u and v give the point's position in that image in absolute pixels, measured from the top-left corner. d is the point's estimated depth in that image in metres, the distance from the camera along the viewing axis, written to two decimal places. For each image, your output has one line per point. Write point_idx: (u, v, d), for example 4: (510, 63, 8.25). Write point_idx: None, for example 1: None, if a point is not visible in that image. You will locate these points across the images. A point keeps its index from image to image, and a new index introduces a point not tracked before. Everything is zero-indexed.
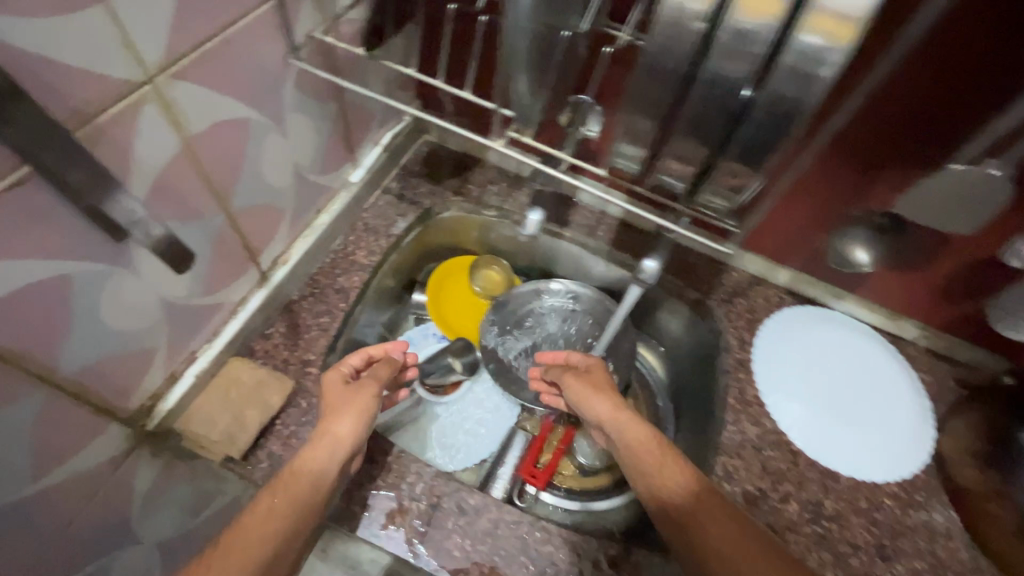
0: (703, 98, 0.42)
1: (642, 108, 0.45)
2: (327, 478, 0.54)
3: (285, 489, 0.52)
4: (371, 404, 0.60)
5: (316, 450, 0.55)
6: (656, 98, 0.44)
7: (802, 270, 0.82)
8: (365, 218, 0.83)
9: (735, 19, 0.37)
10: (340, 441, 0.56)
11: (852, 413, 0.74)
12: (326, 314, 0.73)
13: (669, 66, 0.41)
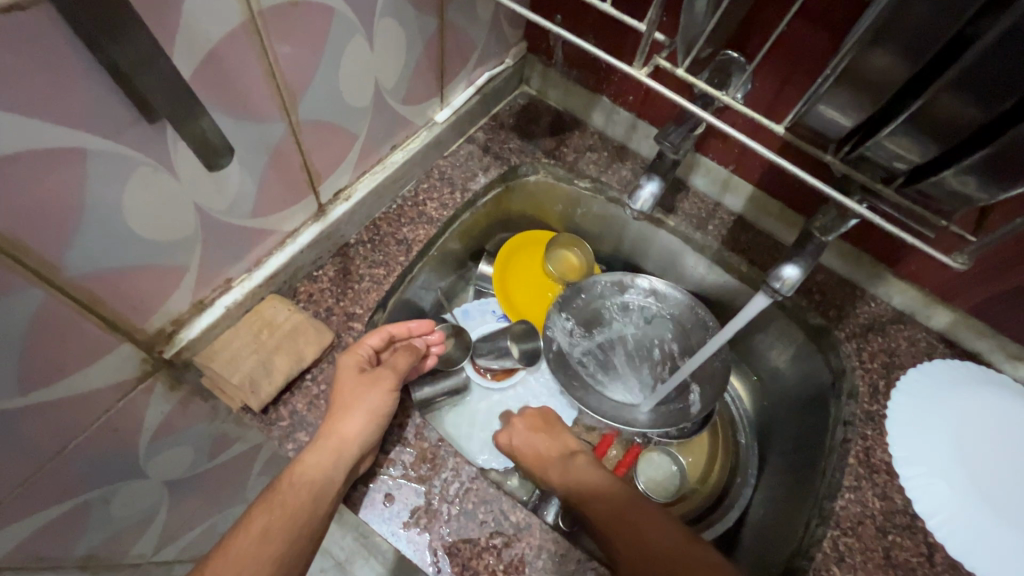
0: (1002, 38, 0.26)
1: (895, 44, 0.29)
2: (330, 486, 0.49)
3: (282, 493, 0.50)
4: (384, 406, 0.53)
5: (315, 453, 0.50)
6: (925, 28, 0.28)
7: (970, 314, 0.64)
8: (442, 165, 0.73)
9: None
10: (337, 441, 0.50)
11: (1022, 509, 0.56)
12: (381, 266, 0.64)
13: None
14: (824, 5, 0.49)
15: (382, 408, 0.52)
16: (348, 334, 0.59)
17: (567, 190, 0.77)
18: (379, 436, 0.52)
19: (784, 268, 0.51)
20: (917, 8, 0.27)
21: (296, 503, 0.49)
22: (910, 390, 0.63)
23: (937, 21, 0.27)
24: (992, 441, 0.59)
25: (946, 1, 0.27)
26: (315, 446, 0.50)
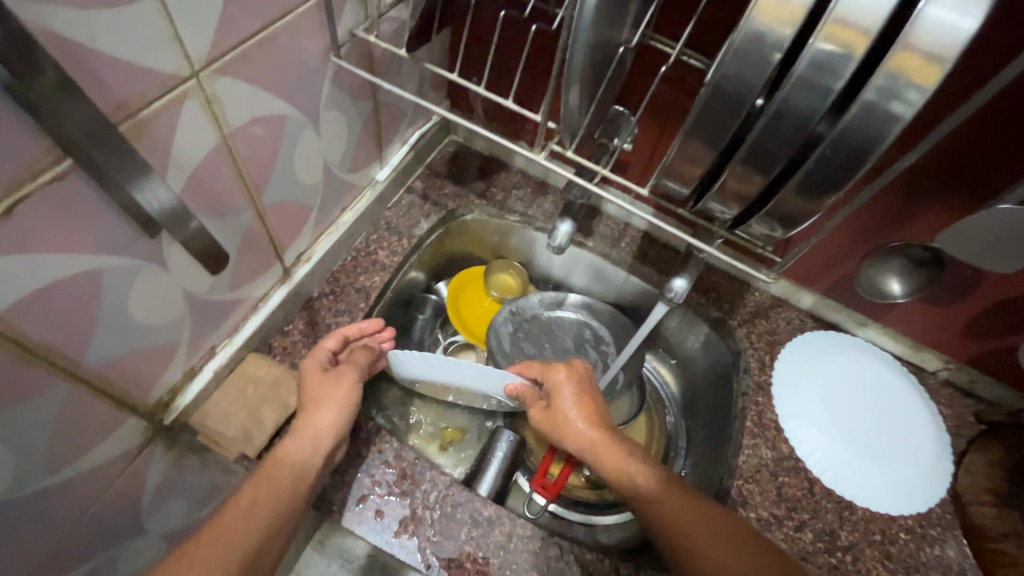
0: (766, 129, 0.38)
1: (702, 136, 0.40)
2: (311, 469, 0.56)
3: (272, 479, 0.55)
4: (351, 397, 0.60)
5: (297, 438, 0.57)
6: (719, 125, 0.39)
7: (826, 295, 0.81)
8: (387, 216, 0.82)
9: (816, 46, 0.34)
10: (316, 430, 0.57)
11: (871, 442, 0.73)
12: (345, 314, 0.73)
13: (735, 93, 0.37)
14: (677, 77, 0.63)
15: (350, 398, 0.60)
16: None
17: (500, 224, 0.89)
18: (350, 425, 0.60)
19: (674, 280, 0.65)
20: (712, 112, 0.39)
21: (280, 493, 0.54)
22: (788, 359, 0.79)
23: (725, 120, 0.39)
24: (849, 390, 0.77)
25: (731, 104, 0.38)
26: (294, 435, 0.57)
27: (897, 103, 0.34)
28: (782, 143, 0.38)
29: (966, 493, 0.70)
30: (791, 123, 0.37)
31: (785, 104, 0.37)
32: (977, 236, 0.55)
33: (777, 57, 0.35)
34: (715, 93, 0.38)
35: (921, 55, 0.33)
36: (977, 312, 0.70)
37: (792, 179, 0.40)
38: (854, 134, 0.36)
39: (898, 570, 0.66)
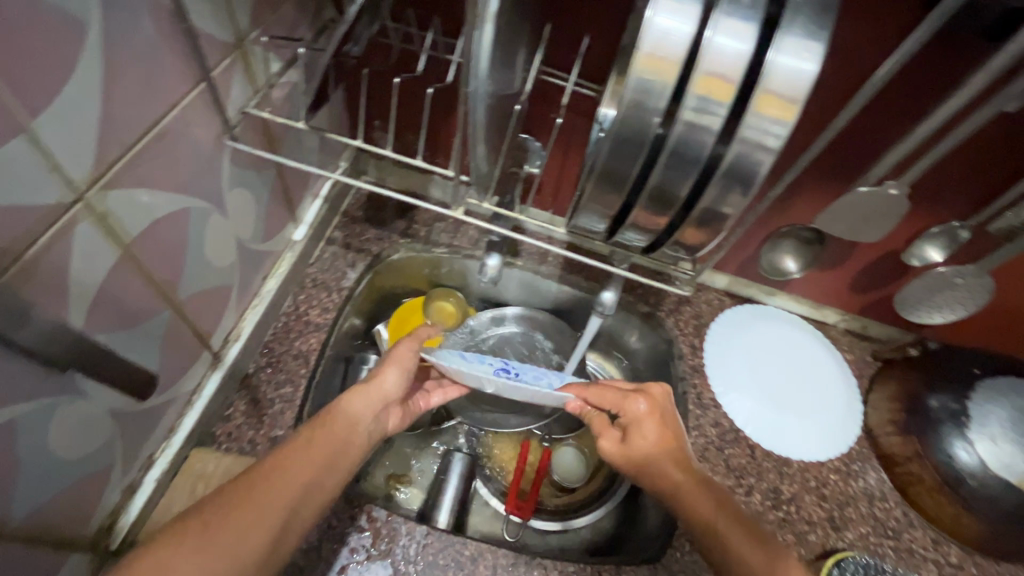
0: (663, 171, 0.39)
1: (605, 183, 0.41)
2: (363, 425, 0.56)
3: (323, 434, 0.53)
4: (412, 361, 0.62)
5: (358, 394, 0.58)
6: (620, 172, 0.40)
7: (736, 275, 0.89)
8: (312, 273, 0.81)
9: (691, 96, 0.36)
10: (381, 393, 0.59)
11: (795, 400, 0.82)
12: (287, 384, 0.70)
13: (627, 146, 0.38)
14: (571, 105, 0.67)
15: (411, 361, 0.61)
16: None
17: (427, 258, 0.89)
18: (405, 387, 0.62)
19: (603, 294, 0.68)
20: (610, 165, 0.40)
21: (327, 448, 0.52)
22: (715, 339, 0.86)
23: (625, 167, 0.40)
24: (770, 357, 0.85)
25: (628, 154, 0.39)
26: (352, 391, 0.58)
27: (767, 139, 0.36)
28: (679, 184, 0.40)
29: (876, 427, 0.80)
30: (684, 164, 0.38)
31: (677, 147, 0.38)
32: (852, 213, 0.63)
33: (658, 119, 0.37)
34: (613, 146, 0.39)
35: (780, 97, 0.35)
36: (860, 270, 0.80)
37: (690, 214, 0.42)
38: (741, 165, 0.38)
39: (833, 508, 0.75)
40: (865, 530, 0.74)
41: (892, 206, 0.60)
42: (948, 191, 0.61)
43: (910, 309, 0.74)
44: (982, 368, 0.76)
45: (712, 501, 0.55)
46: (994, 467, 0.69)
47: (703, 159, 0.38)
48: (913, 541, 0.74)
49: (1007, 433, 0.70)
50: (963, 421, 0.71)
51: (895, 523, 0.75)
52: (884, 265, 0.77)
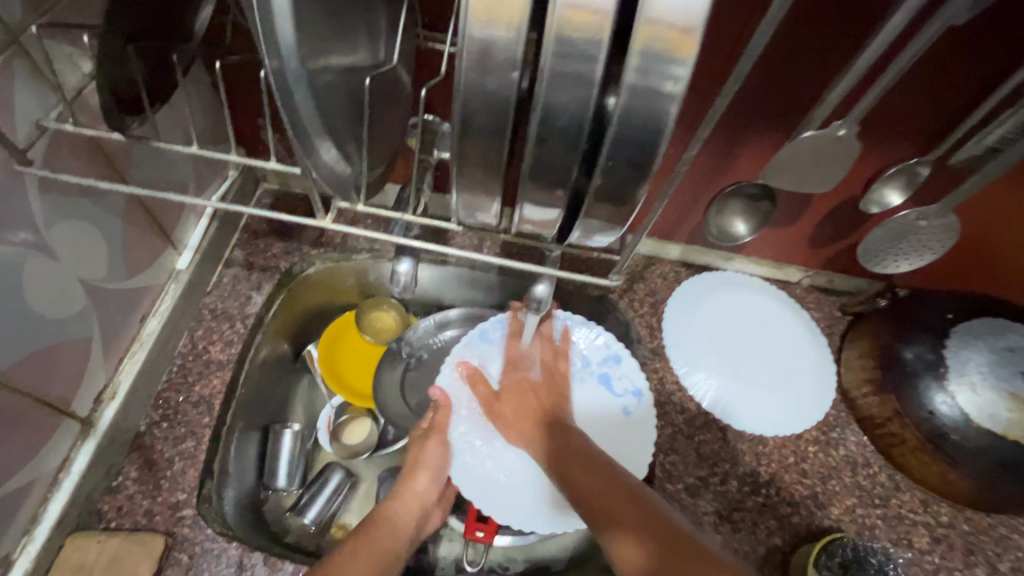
0: (540, 139, 0.31)
1: (479, 166, 0.32)
2: (405, 533, 0.62)
3: (365, 546, 0.58)
4: (440, 459, 0.67)
5: (397, 505, 0.63)
6: (489, 152, 0.31)
7: (689, 242, 0.82)
8: (210, 302, 0.70)
9: (554, 39, 0.27)
10: (416, 499, 0.65)
11: (764, 372, 0.76)
12: (188, 438, 0.60)
13: (489, 115, 0.30)
14: None
15: (439, 464, 0.67)
16: (180, 527, 0.55)
17: (350, 266, 0.80)
18: (441, 488, 0.67)
19: (535, 288, 0.60)
20: (478, 141, 0.31)
21: (372, 565, 0.56)
22: (673, 316, 0.79)
23: (494, 142, 0.31)
24: (732, 327, 0.79)
25: (494, 124, 0.30)
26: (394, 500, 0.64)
27: (661, 82, 0.28)
28: (567, 151, 0.31)
29: (851, 388, 0.75)
30: (566, 126, 0.30)
31: (549, 111, 0.30)
32: (797, 163, 0.55)
33: (517, 77, 0.28)
34: (470, 118, 0.30)
35: (671, 26, 0.27)
36: (817, 223, 0.73)
37: (591, 187, 0.34)
38: (634, 123, 0.30)
39: (816, 483, 0.69)
40: (851, 503, 0.68)
41: (839, 149, 0.53)
42: (900, 125, 0.53)
43: (877, 259, 0.66)
44: (955, 311, 0.70)
45: (558, 445, 0.63)
46: (978, 419, 0.63)
47: (587, 126, 0.31)
48: (901, 507, 0.69)
49: (988, 380, 0.64)
50: (941, 372, 0.66)
51: (882, 490, 0.70)
52: (840, 214, 0.71)
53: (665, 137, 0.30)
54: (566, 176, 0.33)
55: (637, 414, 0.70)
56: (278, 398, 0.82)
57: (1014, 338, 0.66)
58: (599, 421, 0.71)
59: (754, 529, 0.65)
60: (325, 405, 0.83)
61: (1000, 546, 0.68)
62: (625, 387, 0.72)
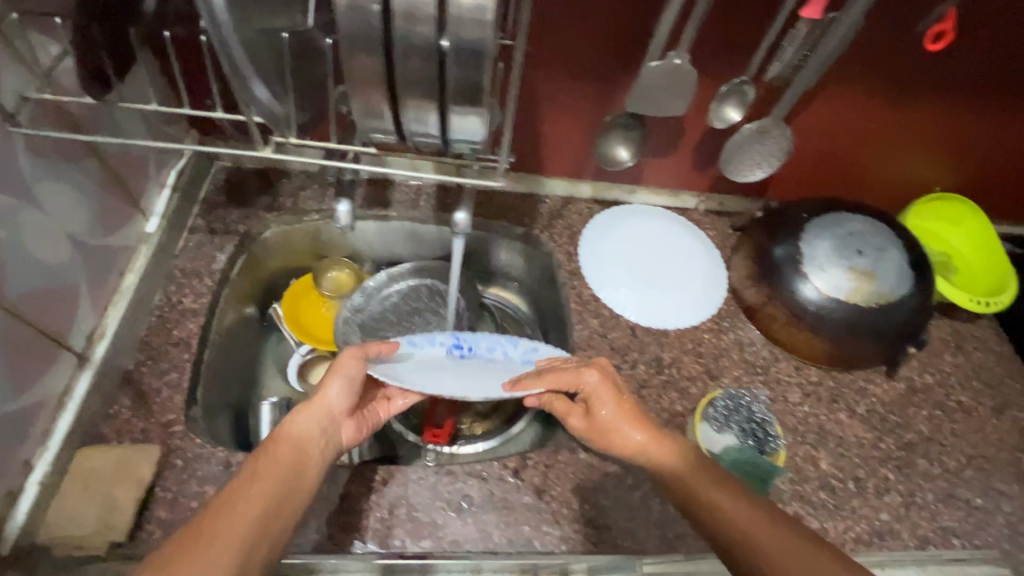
0: (406, 60, 0.43)
1: (368, 87, 0.45)
2: (312, 445, 0.58)
3: (266, 462, 0.55)
4: (354, 372, 0.64)
5: (301, 416, 0.60)
6: (370, 72, 0.43)
7: (597, 179, 0.95)
8: (180, 263, 0.79)
9: None
10: (324, 408, 0.61)
11: (664, 280, 0.90)
12: (172, 370, 0.71)
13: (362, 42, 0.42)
14: None
15: (355, 371, 0.63)
16: (173, 438, 0.66)
17: (304, 227, 0.91)
18: (351, 400, 0.64)
19: (456, 215, 0.72)
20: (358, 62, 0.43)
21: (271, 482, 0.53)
22: (589, 244, 0.93)
23: (372, 62, 0.43)
24: (632, 250, 0.93)
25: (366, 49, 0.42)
26: (300, 414, 0.60)
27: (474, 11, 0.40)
28: (425, 66, 0.43)
29: (738, 285, 0.89)
30: (421, 48, 0.42)
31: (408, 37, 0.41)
32: (653, 90, 0.68)
33: (377, 8, 0.41)
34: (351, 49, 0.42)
35: None
36: (695, 150, 0.87)
37: (452, 98, 0.45)
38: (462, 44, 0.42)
39: (709, 361, 0.84)
40: (738, 373, 0.83)
41: (683, 76, 0.66)
42: (728, 53, 0.67)
43: (735, 167, 0.80)
44: (809, 212, 0.85)
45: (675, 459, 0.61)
46: (828, 291, 0.79)
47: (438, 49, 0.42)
48: (779, 372, 0.84)
49: (831, 259, 0.80)
50: (798, 261, 0.81)
51: (763, 361, 0.85)
52: (710, 138, 0.85)
53: (486, 52, 0.42)
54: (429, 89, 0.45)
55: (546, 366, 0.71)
56: (250, 349, 0.93)
57: (852, 225, 0.82)
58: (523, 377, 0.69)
59: (657, 398, 0.79)
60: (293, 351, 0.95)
61: (859, 395, 0.84)
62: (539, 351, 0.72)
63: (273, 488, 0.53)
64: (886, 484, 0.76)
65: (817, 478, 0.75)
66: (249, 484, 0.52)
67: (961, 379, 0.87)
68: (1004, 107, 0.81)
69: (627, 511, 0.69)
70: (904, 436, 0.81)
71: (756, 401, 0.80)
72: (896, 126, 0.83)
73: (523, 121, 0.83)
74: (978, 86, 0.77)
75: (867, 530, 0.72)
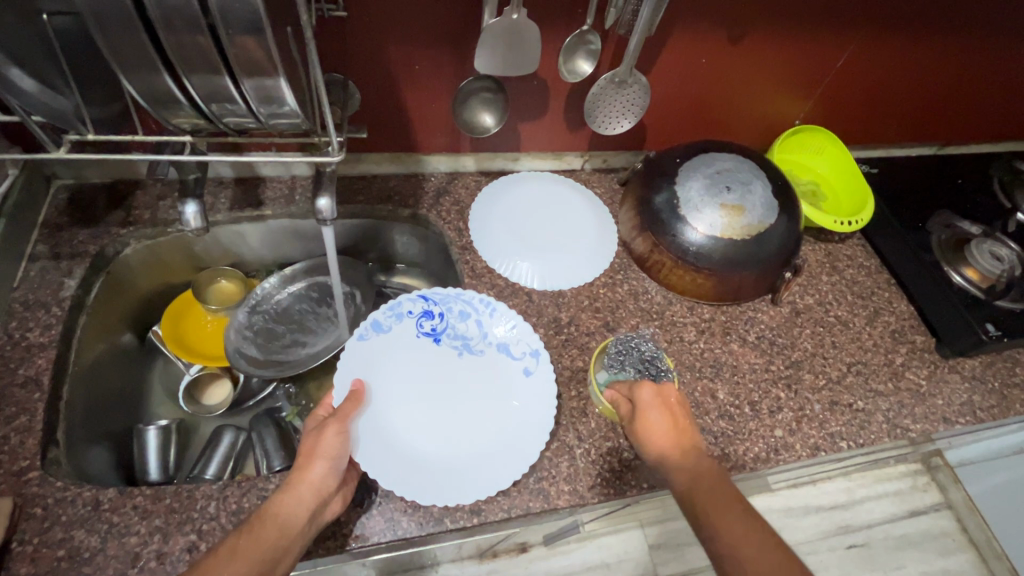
0: (173, 33, 0.38)
1: (143, 68, 0.41)
2: (295, 527, 0.55)
3: (245, 544, 0.52)
4: (339, 447, 0.61)
5: (288, 499, 0.56)
6: (134, 47, 0.39)
7: (478, 151, 0.93)
8: (21, 295, 0.72)
9: None
10: (308, 487, 0.57)
11: (555, 242, 0.90)
12: (20, 414, 0.64)
13: (113, 15, 0.37)
14: None
15: (336, 448, 0.60)
16: (28, 487, 0.60)
17: (169, 240, 0.84)
18: (340, 476, 0.60)
19: (319, 202, 0.68)
20: (114, 39, 0.39)
21: (244, 568, 0.50)
22: (477, 215, 0.90)
23: (133, 39, 0.39)
24: (526, 215, 0.92)
25: (119, 23, 0.38)
26: (284, 490, 0.57)
27: None
28: (195, 36, 0.39)
29: (627, 237, 0.90)
30: (186, 21, 0.38)
31: (164, 8, 0.37)
32: (498, 48, 0.69)
33: None
34: (100, 26, 0.38)
35: None
36: (565, 108, 0.87)
37: (240, 72, 0.42)
38: (231, 10, 0.37)
39: (607, 315, 0.85)
40: (635, 321, 0.85)
41: (522, 30, 0.67)
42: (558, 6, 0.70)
43: (596, 116, 0.83)
44: (682, 156, 0.87)
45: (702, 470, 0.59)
46: (704, 230, 0.81)
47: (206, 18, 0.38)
48: (674, 315, 0.87)
49: (705, 200, 0.81)
50: (676, 206, 0.83)
51: (658, 307, 0.87)
52: (577, 95, 0.85)
53: (261, 18, 0.38)
54: (212, 62, 0.41)
55: (537, 373, 0.76)
56: (128, 377, 0.85)
57: (721, 164, 0.84)
58: (505, 384, 0.75)
59: (559, 357, 0.79)
60: (183, 372, 0.90)
61: (749, 324, 0.88)
62: (525, 350, 0.78)
63: (248, 571, 0.50)
64: (777, 403, 0.81)
65: (716, 408, 0.79)
66: (224, 564, 0.50)
67: (837, 296, 0.93)
68: (842, 35, 0.85)
69: (535, 472, 0.70)
70: (791, 355, 0.86)
71: (643, 339, 0.81)
72: (748, 63, 0.86)
73: (384, 98, 0.80)
74: (817, 29, 0.83)
75: (765, 449, 0.77)
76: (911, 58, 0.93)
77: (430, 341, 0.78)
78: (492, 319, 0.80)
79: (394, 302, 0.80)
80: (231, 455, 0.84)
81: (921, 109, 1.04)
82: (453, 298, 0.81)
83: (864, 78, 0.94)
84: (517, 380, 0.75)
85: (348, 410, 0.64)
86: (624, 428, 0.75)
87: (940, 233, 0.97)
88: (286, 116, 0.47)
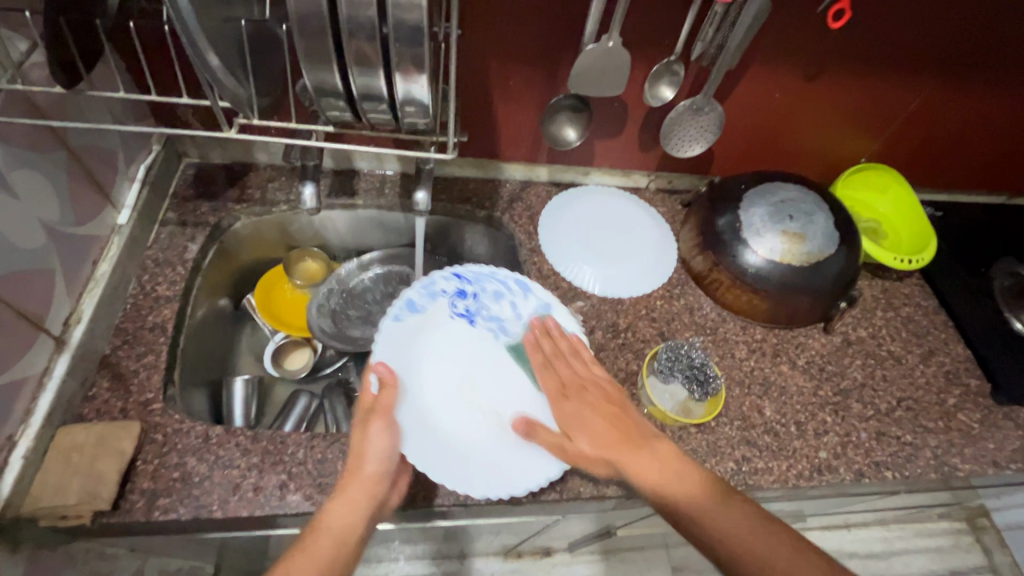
0: (354, 43, 0.47)
1: (322, 67, 0.49)
2: (351, 530, 0.57)
3: (303, 556, 0.53)
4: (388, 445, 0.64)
5: (342, 503, 0.59)
6: (319, 51, 0.48)
7: (552, 163, 1.00)
8: (153, 253, 0.83)
9: None
10: (364, 488, 0.60)
11: (618, 253, 0.96)
12: (148, 353, 0.74)
13: (311, 26, 0.46)
14: None
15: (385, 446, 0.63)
16: (152, 416, 0.69)
17: (272, 218, 0.94)
18: (389, 475, 0.63)
19: (417, 196, 0.77)
20: (307, 46, 0.48)
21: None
22: (546, 222, 0.97)
23: (321, 47, 0.48)
24: (591, 226, 0.98)
25: (313, 33, 0.47)
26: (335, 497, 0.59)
27: None
28: (372, 47, 0.47)
29: (687, 254, 0.95)
30: (366, 35, 0.47)
31: (351, 22, 0.46)
32: (590, 71, 0.76)
33: None
34: (299, 31, 0.47)
35: None
36: (639, 130, 0.94)
37: (396, 77, 0.50)
38: (404, 29, 0.46)
39: (662, 325, 0.90)
40: (689, 334, 0.90)
41: (614, 57, 0.74)
42: (647, 37, 0.77)
43: (671, 138, 0.90)
44: (747, 183, 0.92)
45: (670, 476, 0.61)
46: (765, 253, 0.85)
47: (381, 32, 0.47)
48: (727, 332, 0.91)
49: (767, 225, 0.85)
50: (739, 229, 0.87)
51: (712, 323, 0.92)
52: (652, 118, 0.92)
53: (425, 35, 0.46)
54: (376, 67, 0.49)
55: None
56: (223, 338, 0.95)
57: (785, 193, 0.89)
58: (544, 370, 0.81)
59: (614, 359, 0.85)
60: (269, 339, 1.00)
61: (800, 349, 0.91)
62: (562, 334, 0.83)
63: None
64: (824, 426, 0.83)
65: (762, 424, 0.82)
66: None
67: (890, 332, 0.95)
68: (916, 81, 0.89)
69: None
70: (841, 383, 0.88)
71: (694, 348, 0.86)
72: (818, 101, 0.91)
73: (477, 108, 0.88)
74: (889, 74, 0.87)
75: (809, 468, 0.79)
76: (987, 106, 0.95)
77: (466, 321, 0.83)
78: (527, 302, 0.84)
79: (428, 281, 0.84)
80: (306, 416, 0.92)
81: (991, 157, 1.05)
82: (486, 278, 0.85)
83: (933, 123, 0.97)
84: (555, 365, 0.81)
85: (384, 403, 0.66)
86: (672, 430, 0.79)
87: (1002, 280, 0.97)
88: (421, 117, 0.56)
